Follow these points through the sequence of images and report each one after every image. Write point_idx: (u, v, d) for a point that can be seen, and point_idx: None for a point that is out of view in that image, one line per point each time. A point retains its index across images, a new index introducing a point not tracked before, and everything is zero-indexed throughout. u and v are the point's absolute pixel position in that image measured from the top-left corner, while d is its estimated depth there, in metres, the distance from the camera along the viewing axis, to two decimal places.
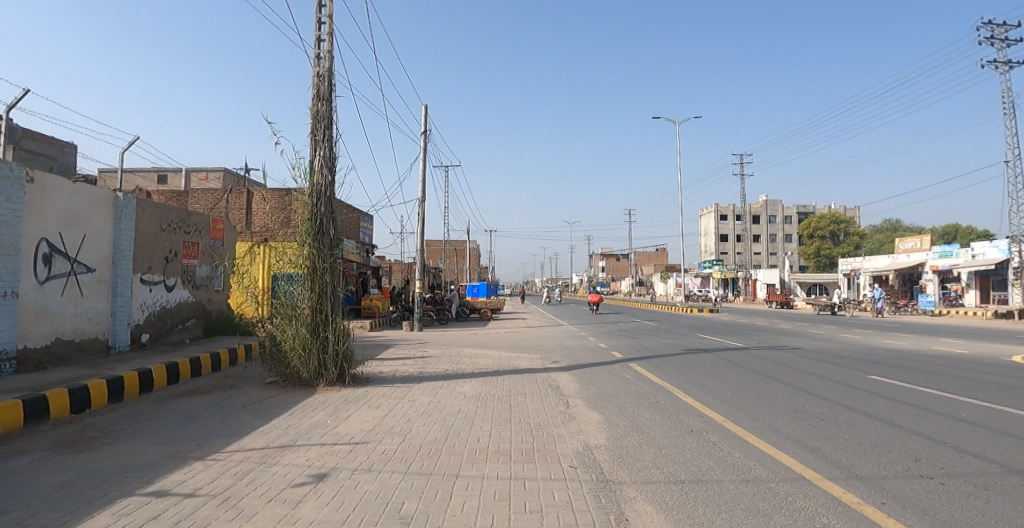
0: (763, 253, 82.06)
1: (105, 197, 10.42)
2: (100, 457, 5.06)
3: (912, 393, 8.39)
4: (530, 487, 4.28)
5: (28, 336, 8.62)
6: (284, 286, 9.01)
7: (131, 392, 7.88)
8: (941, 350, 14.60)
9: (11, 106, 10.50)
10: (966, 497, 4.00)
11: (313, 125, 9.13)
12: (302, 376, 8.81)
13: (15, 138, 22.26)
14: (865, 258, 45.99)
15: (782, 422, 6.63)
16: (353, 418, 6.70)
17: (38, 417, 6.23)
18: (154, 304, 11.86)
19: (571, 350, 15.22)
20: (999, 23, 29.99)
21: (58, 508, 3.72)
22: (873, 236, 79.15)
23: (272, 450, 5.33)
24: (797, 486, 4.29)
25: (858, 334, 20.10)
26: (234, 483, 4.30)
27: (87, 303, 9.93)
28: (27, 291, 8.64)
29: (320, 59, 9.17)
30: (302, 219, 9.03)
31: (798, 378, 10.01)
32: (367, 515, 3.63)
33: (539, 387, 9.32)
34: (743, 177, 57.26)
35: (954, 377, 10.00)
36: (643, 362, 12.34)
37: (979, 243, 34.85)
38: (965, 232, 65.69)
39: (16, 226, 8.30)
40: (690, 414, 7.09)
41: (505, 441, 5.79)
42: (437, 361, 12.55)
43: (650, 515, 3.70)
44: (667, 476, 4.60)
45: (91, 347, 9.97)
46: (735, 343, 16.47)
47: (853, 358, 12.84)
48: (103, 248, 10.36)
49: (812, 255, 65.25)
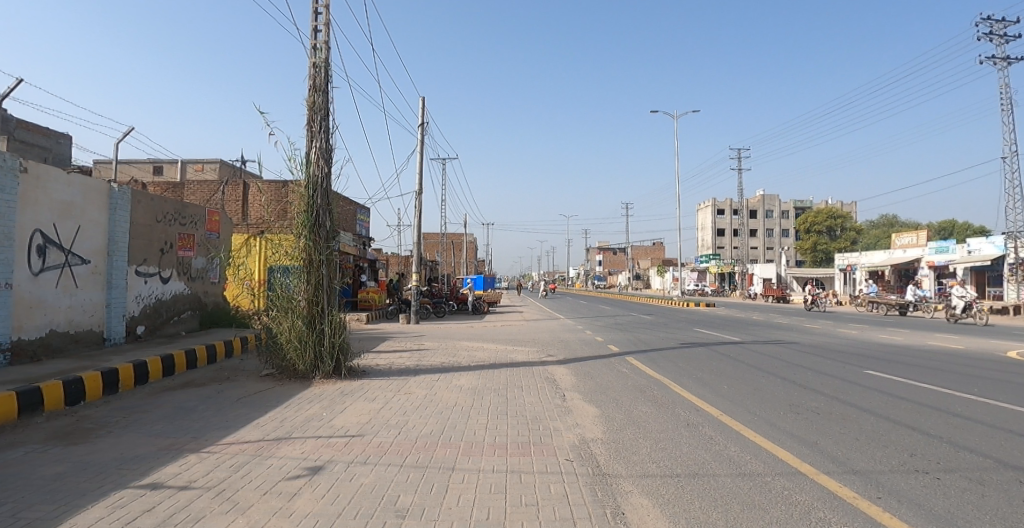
0: (760, 248, 82.26)
1: (100, 188, 10.34)
2: (95, 448, 5.04)
3: (910, 388, 8.40)
4: (527, 480, 4.28)
5: (23, 328, 8.59)
6: (280, 278, 8.98)
7: (126, 384, 7.85)
8: (936, 345, 14.71)
9: (5, 95, 10.23)
10: (962, 492, 4.01)
11: (310, 115, 9.07)
12: (297, 368, 8.78)
13: (7, 128, 22.09)
14: (861, 254, 46.00)
15: (777, 416, 6.66)
16: (349, 411, 6.70)
17: (32, 410, 6.19)
18: (150, 296, 11.81)
19: (567, 343, 15.26)
20: (998, 19, 29.93)
21: (51, 500, 3.69)
22: (869, 231, 79.30)
23: (267, 442, 5.32)
24: (795, 481, 4.28)
25: (853, 329, 20.06)
26: (230, 475, 4.29)
27: (82, 295, 9.88)
28: (21, 282, 8.59)
29: (315, 49, 9.10)
30: (298, 211, 8.96)
31: (794, 372, 10.03)
32: (363, 507, 3.63)
33: (536, 380, 9.30)
34: (740, 170, 57.35)
35: (948, 372, 10.07)
36: (640, 356, 12.37)
37: (974, 240, 35.13)
38: (961, 228, 66.28)
39: (10, 217, 8.24)
40: (687, 408, 7.11)
41: (502, 434, 5.80)
42: (434, 354, 12.55)
43: (647, 510, 3.68)
44: (664, 470, 4.60)
45: (86, 338, 9.95)
46: (733, 338, 16.47)
47: (849, 353, 12.90)
48: (98, 240, 10.27)
49: (809, 249, 65.53)
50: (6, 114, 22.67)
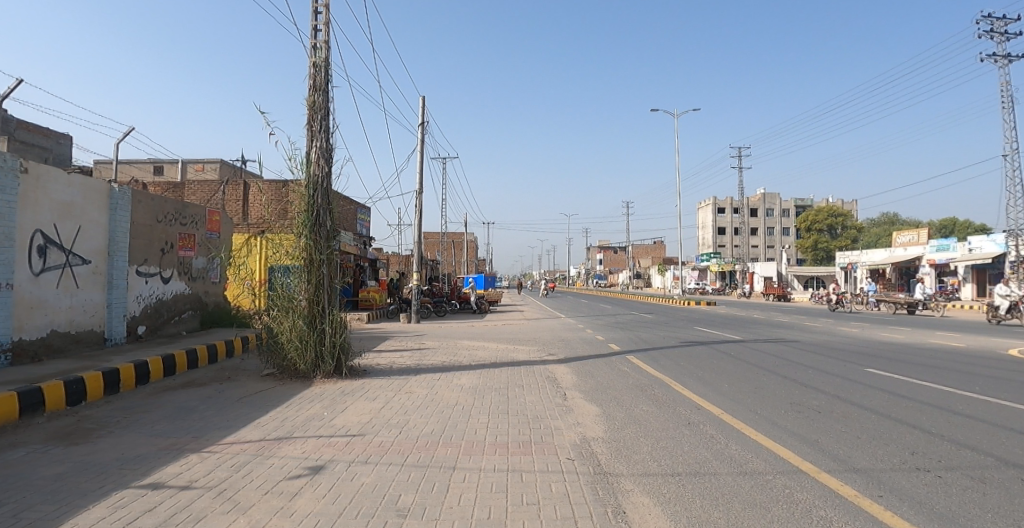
0: (761, 246, 82.27)
1: (100, 188, 10.33)
2: (96, 449, 5.04)
3: (911, 386, 8.40)
4: (528, 479, 4.28)
5: (23, 329, 8.59)
6: (281, 278, 8.98)
7: (127, 384, 7.86)
8: (937, 343, 14.70)
9: (5, 96, 10.23)
10: (963, 490, 4.01)
11: (310, 115, 9.06)
12: (298, 368, 8.78)
13: (7, 128, 22.09)
14: (862, 252, 45.94)
15: (779, 414, 6.64)
16: (349, 410, 6.69)
17: (34, 410, 6.20)
18: (151, 296, 11.82)
19: (568, 342, 15.25)
20: (999, 17, 29.92)
21: (52, 500, 3.69)
22: (870, 230, 79.25)
23: (268, 442, 5.31)
24: (796, 479, 4.28)
25: (855, 327, 20.02)
26: (230, 475, 4.28)
27: (83, 295, 9.89)
28: (22, 282, 8.59)
29: (316, 49, 9.09)
30: (298, 211, 8.96)
31: (796, 371, 10.02)
32: (363, 507, 3.62)
33: (537, 379, 9.30)
34: (740, 169, 57.32)
35: (949, 370, 10.07)
36: (641, 355, 12.38)
37: (975, 238, 35.25)
38: (962, 226, 66.29)
39: (10, 218, 8.24)
40: (688, 407, 7.10)
41: (502, 433, 5.79)
42: (435, 353, 12.55)
43: (648, 508, 3.68)
44: (664, 468, 4.60)
45: (87, 339, 9.94)
46: (734, 336, 16.44)
47: (851, 351, 12.89)
48: (98, 240, 10.28)
49: (810, 248, 65.53)
50: (6, 115, 22.68)
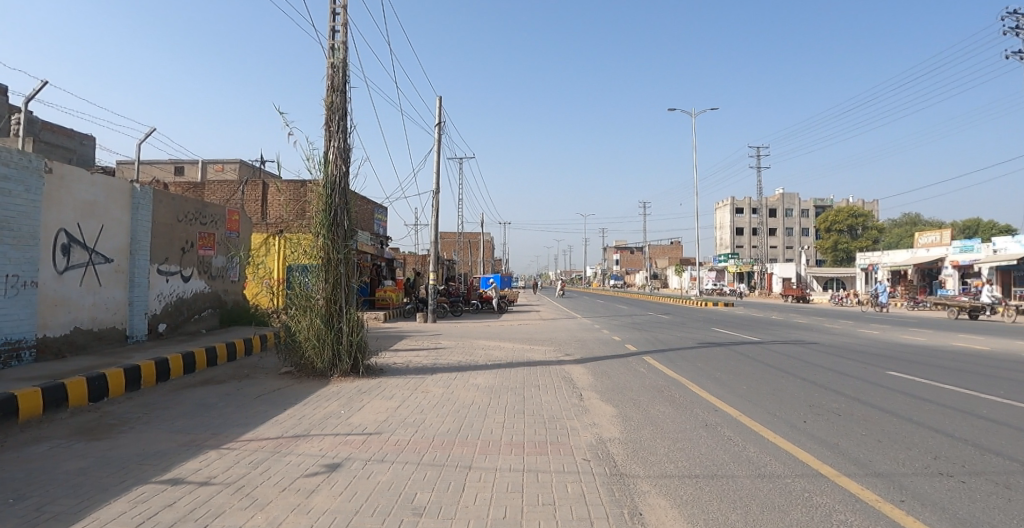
0: (779, 247, 81.22)
1: (122, 188, 10.49)
2: (117, 444, 5.11)
3: (933, 389, 8.21)
4: (544, 479, 4.24)
5: (47, 325, 8.76)
6: (299, 277, 9.03)
7: (148, 381, 7.97)
8: (960, 346, 14.36)
9: (30, 98, 10.43)
10: (988, 496, 3.87)
11: (328, 115, 9.12)
12: (316, 366, 8.83)
13: (33, 129, 22.63)
14: (882, 253, 45.15)
15: (799, 417, 6.53)
16: (366, 409, 6.71)
17: (56, 405, 6.30)
18: (171, 294, 11.98)
19: (584, 342, 15.16)
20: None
21: (75, 494, 3.74)
22: (892, 231, 77.67)
23: (286, 439, 5.34)
24: (816, 483, 4.17)
25: (874, 329, 19.63)
26: (248, 471, 4.31)
27: (105, 293, 10.05)
28: (46, 280, 8.76)
29: (334, 49, 9.15)
30: (317, 210, 9.00)
31: (815, 372, 9.84)
32: (379, 505, 3.62)
33: (553, 379, 9.25)
34: (759, 169, 56.71)
35: (973, 373, 9.82)
36: (658, 355, 12.29)
37: (1000, 239, 34.35)
38: (987, 226, 64.67)
39: (35, 217, 8.40)
40: (705, 407, 7.03)
41: (517, 432, 5.76)
42: (451, 352, 12.57)
43: (665, 511, 3.61)
44: (682, 470, 4.53)
45: (108, 336, 10.10)
46: (753, 337, 16.22)
47: (871, 353, 12.68)
48: (121, 239, 10.45)
49: (829, 248, 64.57)
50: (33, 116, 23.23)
